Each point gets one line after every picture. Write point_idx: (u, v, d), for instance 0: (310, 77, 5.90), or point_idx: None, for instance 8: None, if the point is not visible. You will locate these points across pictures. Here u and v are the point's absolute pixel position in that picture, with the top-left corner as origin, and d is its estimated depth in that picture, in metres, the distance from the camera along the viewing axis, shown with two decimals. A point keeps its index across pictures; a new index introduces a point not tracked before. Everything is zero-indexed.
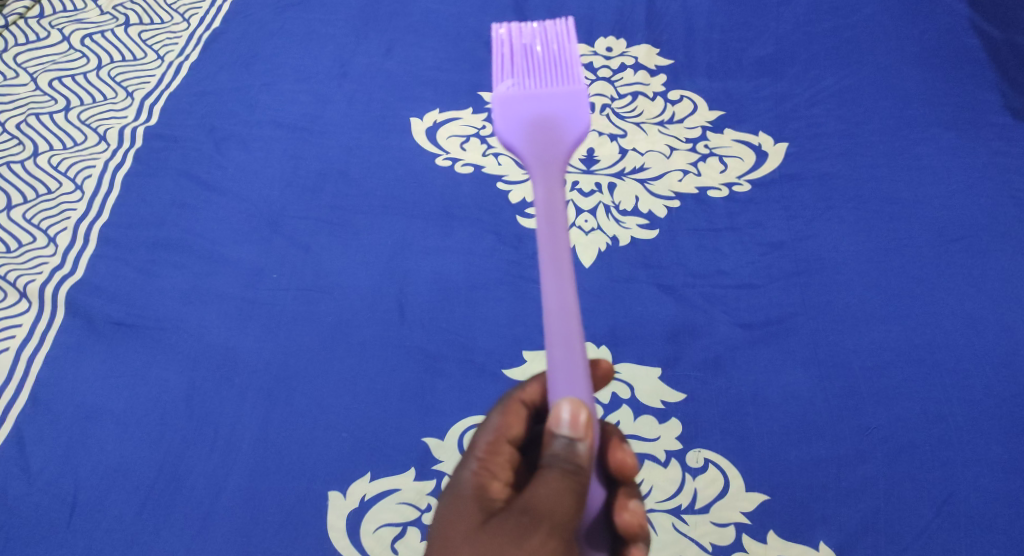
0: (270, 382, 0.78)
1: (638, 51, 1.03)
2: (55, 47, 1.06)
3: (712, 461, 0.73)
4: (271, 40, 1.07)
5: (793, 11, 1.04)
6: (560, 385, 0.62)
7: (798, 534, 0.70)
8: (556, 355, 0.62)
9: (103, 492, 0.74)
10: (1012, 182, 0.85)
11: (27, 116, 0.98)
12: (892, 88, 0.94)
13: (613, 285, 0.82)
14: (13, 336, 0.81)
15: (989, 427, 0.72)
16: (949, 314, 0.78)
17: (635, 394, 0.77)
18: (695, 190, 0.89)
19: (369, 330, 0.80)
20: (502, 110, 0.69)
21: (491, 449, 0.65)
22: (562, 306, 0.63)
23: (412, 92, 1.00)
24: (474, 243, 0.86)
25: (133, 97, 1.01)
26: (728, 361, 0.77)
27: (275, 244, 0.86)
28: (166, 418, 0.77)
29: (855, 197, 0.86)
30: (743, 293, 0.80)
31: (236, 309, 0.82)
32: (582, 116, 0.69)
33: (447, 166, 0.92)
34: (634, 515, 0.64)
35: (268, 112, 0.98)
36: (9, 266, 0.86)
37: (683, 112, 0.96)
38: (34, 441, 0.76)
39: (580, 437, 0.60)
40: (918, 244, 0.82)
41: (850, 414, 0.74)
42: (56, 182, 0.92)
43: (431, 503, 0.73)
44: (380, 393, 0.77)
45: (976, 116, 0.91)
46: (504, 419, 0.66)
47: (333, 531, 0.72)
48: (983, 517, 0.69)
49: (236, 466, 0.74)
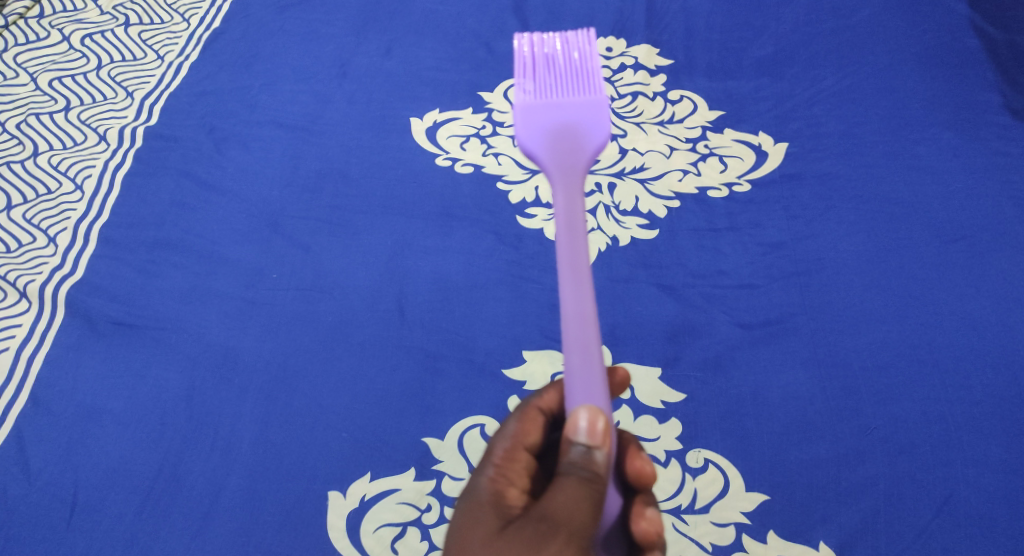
0: (270, 382, 0.78)
1: (638, 51, 1.04)
2: (55, 47, 1.06)
3: (712, 460, 0.73)
4: (271, 40, 1.07)
5: (792, 11, 1.04)
6: (578, 390, 0.62)
7: (798, 534, 0.70)
8: (574, 361, 0.62)
9: (103, 493, 0.73)
10: (1012, 182, 0.85)
11: (27, 116, 0.98)
12: (891, 88, 0.94)
13: (613, 286, 0.82)
14: (13, 336, 0.81)
15: (989, 427, 0.72)
16: (950, 315, 0.78)
17: (636, 394, 0.77)
18: (695, 190, 0.89)
19: (369, 330, 0.80)
20: (524, 121, 0.70)
21: (509, 455, 0.65)
22: (580, 313, 0.63)
23: (412, 92, 1.00)
24: (475, 243, 0.86)
25: (133, 97, 1.01)
26: (728, 361, 0.77)
27: (275, 244, 0.87)
28: (167, 419, 0.77)
29: (855, 198, 0.86)
30: (743, 293, 0.81)
31: (236, 309, 0.82)
32: (602, 126, 0.69)
33: (447, 166, 0.92)
34: (652, 524, 0.64)
35: (268, 112, 0.98)
36: (9, 266, 0.85)
37: (683, 112, 0.96)
38: (33, 442, 0.76)
39: (597, 445, 0.60)
40: (917, 244, 0.82)
41: (849, 414, 0.74)
42: (56, 182, 0.92)
43: (431, 503, 0.73)
44: (380, 393, 0.77)
45: (976, 115, 0.91)
46: (520, 425, 0.66)
47: (333, 531, 0.72)
48: (983, 518, 0.69)
49: (236, 466, 0.74)
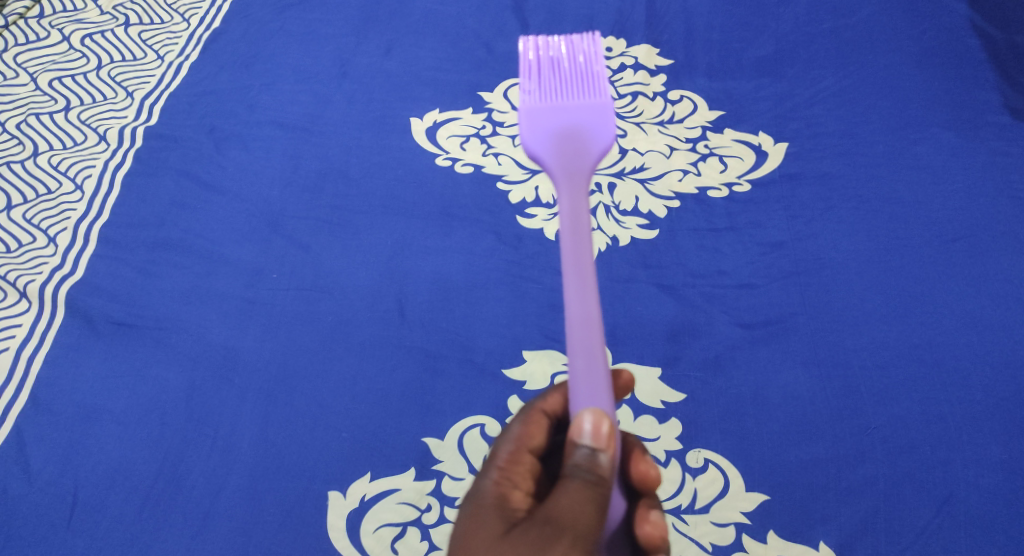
0: (270, 382, 0.78)
1: (638, 51, 1.04)
2: (55, 47, 1.06)
3: (712, 460, 0.73)
4: (271, 40, 1.07)
5: (792, 12, 1.04)
6: (582, 393, 0.62)
7: (799, 534, 0.70)
8: (578, 364, 0.62)
9: (103, 493, 0.73)
10: (1012, 182, 0.85)
11: (27, 116, 0.98)
12: (891, 87, 0.94)
13: (613, 285, 0.82)
14: (13, 336, 0.81)
15: (989, 427, 0.72)
16: (950, 315, 0.78)
17: (636, 394, 0.77)
18: (695, 190, 0.89)
19: (369, 330, 0.80)
20: (528, 122, 0.70)
21: (513, 458, 0.64)
22: (585, 316, 0.62)
23: (413, 92, 1.00)
24: (474, 243, 0.86)
25: (133, 97, 1.01)
26: (728, 361, 0.77)
27: (275, 244, 0.87)
28: (167, 419, 0.77)
29: (855, 198, 0.86)
30: (743, 293, 0.80)
31: (236, 309, 0.82)
32: (607, 128, 0.69)
33: (447, 166, 0.92)
34: (656, 527, 0.63)
35: (268, 112, 0.98)
36: (9, 265, 0.86)
37: (683, 112, 0.96)
38: (33, 442, 0.76)
39: (602, 448, 0.60)
40: (917, 244, 0.82)
41: (849, 414, 0.74)
42: (56, 182, 0.92)
43: (431, 503, 0.73)
44: (380, 393, 0.77)
45: (976, 115, 0.91)
46: (525, 428, 0.66)
47: (333, 531, 0.72)
48: (983, 518, 0.69)
49: (236, 466, 0.74)
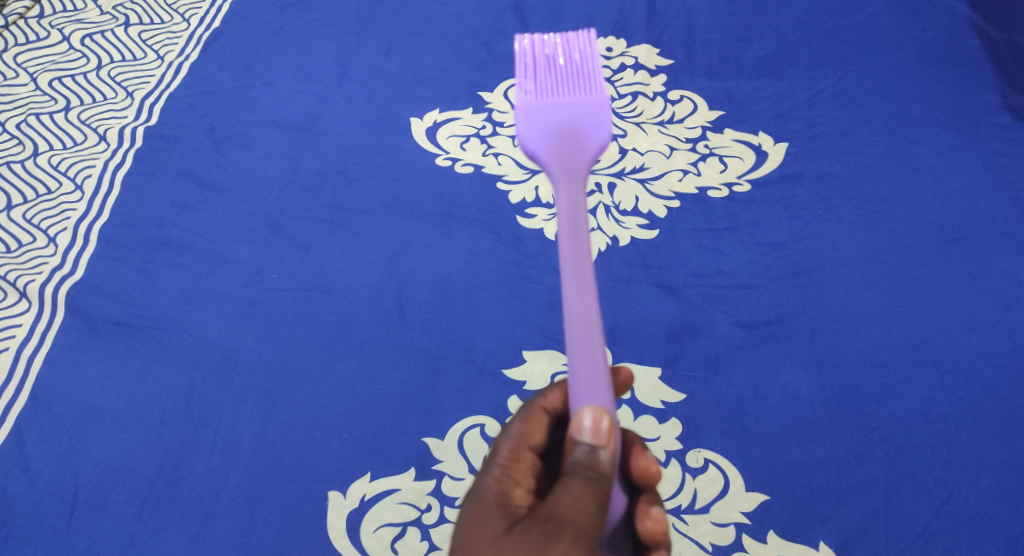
0: (270, 382, 0.78)
1: (638, 51, 1.04)
2: (55, 47, 1.06)
3: (712, 460, 0.73)
4: (271, 40, 1.07)
5: (792, 11, 1.04)
6: (582, 390, 0.62)
7: (798, 534, 0.70)
8: (578, 361, 0.62)
9: (103, 493, 0.73)
10: (1012, 182, 0.85)
11: (27, 116, 0.98)
12: (890, 87, 0.94)
13: (613, 285, 0.82)
14: (13, 336, 0.81)
15: (989, 427, 0.72)
16: (950, 315, 0.78)
17: (636, 394, 0.77)
18: (695, 190, 0.89)
19: (369, 330, 0.81)
20: (526, 120, 0.70)
21: (513, 455, 0.64)
22: (584, 313, 0.63)
23: (413, 92, 1.00)
24: (474, 243, 0.86)
25: (133, 97, 1.01)
26: (728, 361, 0.77)
27: (274, 244, 0.87)
28: (167, 419, 0.77)
29: (855, 198, 0.86)
30: (743, 293, 0.81)
31: (236, 309, 0.82)
32: (604, 125, 0.69)
33: (447, 166, 0.92)
34: (657, 523, 0.63)
35: (268, 112, 0.98)
36: (9, 265, 0.86)
37: (683, 112, 0.96)
38: (33, 442, 0.76)
39: (602, 445, 0.60)
40: (917, 245, 0.82)
41: (849, 414, 0.74)
42: (56, 182, 0.92)
43: (431, 503, 0.73)
44: (380, 393, 0.77)
45: (976, 115, 0.91)
46: (525, 425, 0.66)
47: (333, 531, 0.72)
48: (983, 518, 0.69)
49: (236, 466, 0.74)
